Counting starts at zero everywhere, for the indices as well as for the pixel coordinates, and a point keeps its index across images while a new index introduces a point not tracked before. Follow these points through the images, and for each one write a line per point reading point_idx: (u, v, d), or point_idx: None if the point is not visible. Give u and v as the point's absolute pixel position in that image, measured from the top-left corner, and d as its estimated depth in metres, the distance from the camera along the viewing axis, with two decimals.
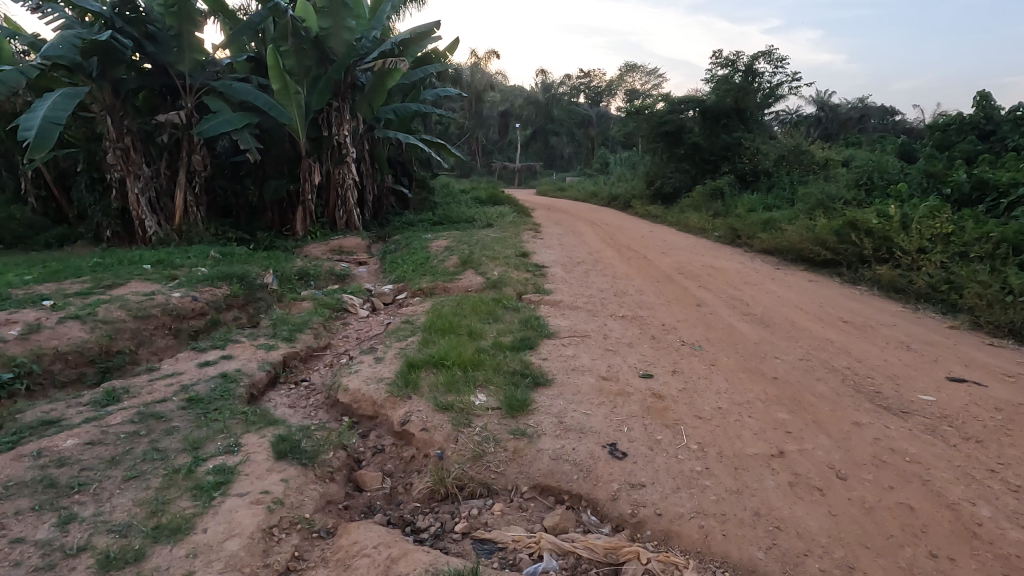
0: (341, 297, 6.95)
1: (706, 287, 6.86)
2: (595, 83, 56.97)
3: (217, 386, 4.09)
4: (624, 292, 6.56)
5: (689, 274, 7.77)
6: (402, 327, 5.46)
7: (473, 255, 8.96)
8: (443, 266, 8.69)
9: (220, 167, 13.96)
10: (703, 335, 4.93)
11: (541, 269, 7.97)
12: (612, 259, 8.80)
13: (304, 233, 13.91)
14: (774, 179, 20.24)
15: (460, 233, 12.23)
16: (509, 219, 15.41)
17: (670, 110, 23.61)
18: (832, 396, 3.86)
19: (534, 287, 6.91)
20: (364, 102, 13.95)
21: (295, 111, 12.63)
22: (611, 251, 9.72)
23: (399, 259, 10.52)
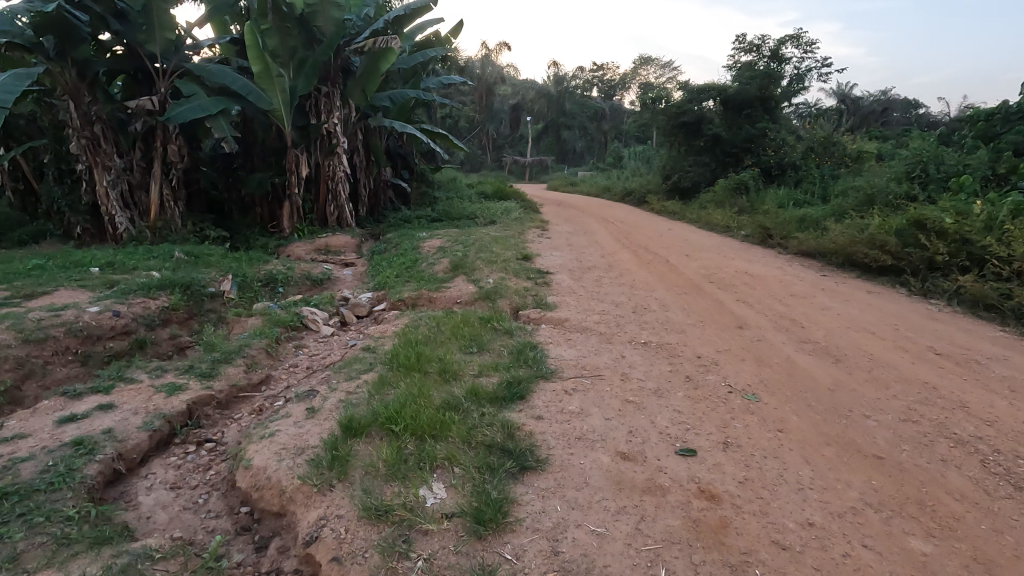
0: (302, 310, 5.77)
1: (746, 301, 5.61)
2: (608, 75, 55.42)
3: (59, 461, 3.14)
4: (645, 309, 5.32)
5: (721, 283, 6.51)
6: (360, 356, 4.30)
7: (468, 258, 7.78)
8: (433, 270, 7.52)
9: (202, 159, 12.91)
10: (755, 379, 3.70)
11: (544, 276, 6.77)
12: (628, 264, 7.57)
13: (290, 230, 12.79)
14: (802, 173, 18.78)
15: (458, 232, 11.11)
16: (514, 217, 14.21)
17: (689, 100, 22.21)
18: (971, 504, 2.61)
19: (535, 300, 5.72)
20: (356, 87, 12.78)
21: (278, 96, 11.49)
22: (628, 254, 8.48)
23: (387, 261, 9.38)
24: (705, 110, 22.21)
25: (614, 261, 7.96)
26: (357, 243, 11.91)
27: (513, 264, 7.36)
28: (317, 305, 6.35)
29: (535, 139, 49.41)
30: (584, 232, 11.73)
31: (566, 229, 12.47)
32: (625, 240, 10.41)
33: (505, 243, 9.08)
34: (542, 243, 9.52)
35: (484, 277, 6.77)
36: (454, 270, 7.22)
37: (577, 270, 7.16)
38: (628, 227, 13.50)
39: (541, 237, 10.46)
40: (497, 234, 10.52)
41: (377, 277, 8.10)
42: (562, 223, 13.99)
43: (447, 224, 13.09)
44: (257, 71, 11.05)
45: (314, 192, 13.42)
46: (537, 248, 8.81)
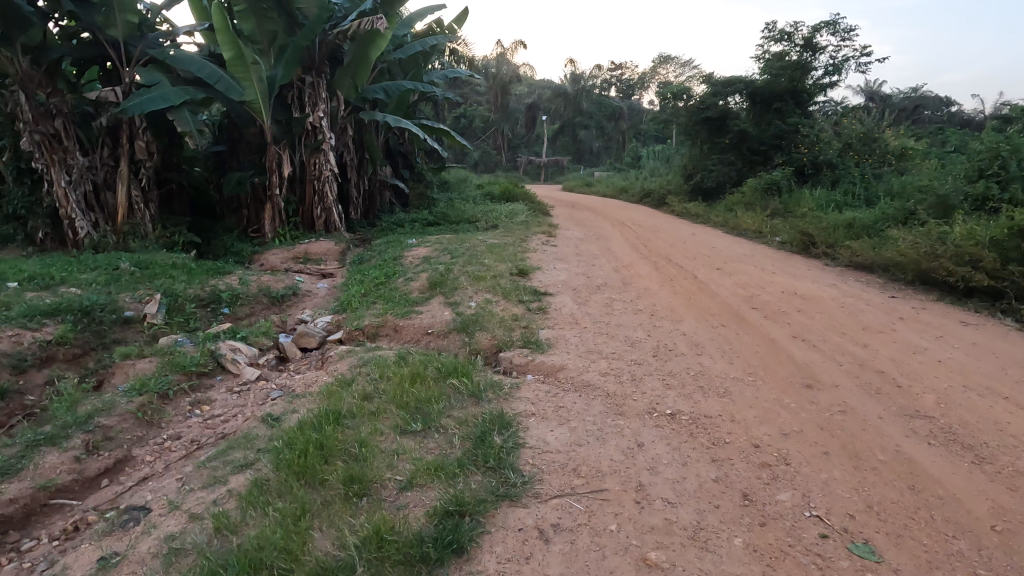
0: (218, 347, 4.50)
1: (805, 339, 4.22)
2: (627, 73, 53.69)
3: None
4: (669, 352, 3.96)
5: (766, 310, 5.12)
6: (243, 440, 3.20)
7: (452, 271, 6.51)
8: (407, 286, 6.24)
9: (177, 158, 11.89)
10: (853, 521, 2.43)
11: (542, 296, 5.44)
12: (647, 280, 6.20)
13: (272, 235, 11.64)
14: (840, 172, 17.11)
15: (453, 237, 9.86)
16: (518, 220, 12.89)
17: (713, 93, 20.64)
18: None
19: (525, 334, 4.41)
20: (346, 78, 11.65)
21: (254, 87, 10.31)
22: (648, 267, 7.11)
23: (364, 272, 8.13)
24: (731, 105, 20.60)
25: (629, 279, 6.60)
26: (343, 250, 10.75)
27: (504, 280, 6.04)
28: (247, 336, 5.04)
29: (550, 138, 47.91)
30: (597, 238, 10.37)
31: (576, 233, 11.16)
32: (641, 248, 9.05)
33: (501, 253, 7.78)
34: (544, 252, 8.18)
35: (465, 298, 5.47)
36: (431, 286, 5.90)
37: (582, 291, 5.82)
38: (647, 232, 12.07)
39: (547, 244, 9.13)
40: (496, 240, 9.21)
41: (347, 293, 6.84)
42: (572, 227, 12.66)
43: (443, 228, 11.83)
44: (229, 58, 9.92)
45: (300, 193, 12.24)
46: (538, 258, 7.50)
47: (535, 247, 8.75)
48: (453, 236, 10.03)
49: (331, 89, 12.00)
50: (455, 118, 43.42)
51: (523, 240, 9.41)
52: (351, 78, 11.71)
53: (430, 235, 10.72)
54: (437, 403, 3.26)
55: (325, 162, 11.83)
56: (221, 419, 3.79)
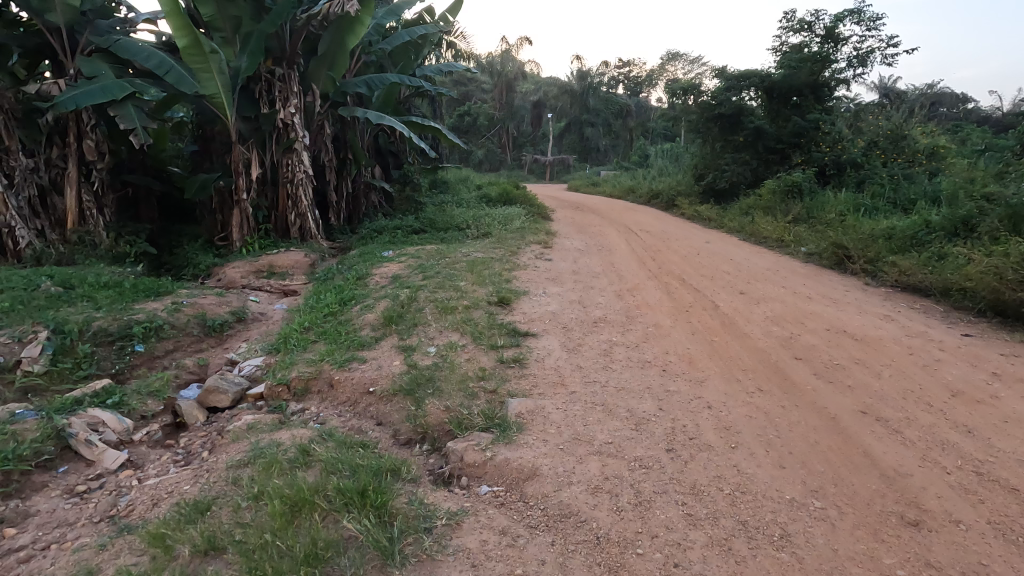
0: (65, 424, 3.65)
1: (882, 428, 3.06)
2: (635, 70, 52.29)
3: None
4: (687, 457, 2.84)
5: (812, 363, 3.93)
6: None
7: (420, 298, 5.35)
8: (362, 318, 5.10)
9: (141, 160, 11.13)
10: None
11: (522, 338, 4.28)
12: (655, 312, 5.03)
13: (239, 244, 10.54)
14: (865, 172, 15.78)
15: (436, 249, 8.69)
16: (514, 226, 11.72)
17: (726, 88, 19.40)
18: None
19: (488, 408, 3.27)
20: (321, 70, 10.60)
21: (214, 80, 9.19)
22: (657, 291, 5.94)
23: (323, 292, 6.99)
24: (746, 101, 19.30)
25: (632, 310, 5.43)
26: (315, 261, 9.64)
27: (479, 314, 4.89)
28: (114, 406, 4.09)
29: (556, 137, 46.58)
30: (600, 249, 9.17)
31: (578, 243, 9.95)
32: (649, 264, 7.86)
33: (485, 271, 6.63)
34: (536, 270, 7.02)
35: (424, 340, 4.32)
36: (388, 321, 4.76)
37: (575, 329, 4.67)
38: (657, 241, 10.85)
39: (541, 258, 7.96)
40: (482, 253, 8.06)
41: (294, 322, 5.71)
42: (574, 234, 11.48)
43: (429, 236, 10.68)
44: (184, 45, 8.75)
45: (273, 197, 11.09)
46: (527, 279, 6.35)
47: (527, 262, 7.58)
48: (436, 248, 8.89)
49: (305, 83, 10.88)
50: (458, 116, 42.22)
51: (514, 253, 8.24)
52: (329, 70, 10.69)
53: (411, 246, 9.57)
54: (319, 567, 2.18)
55: (298, 163, 10.68)
56: (18, 560, 2.71)
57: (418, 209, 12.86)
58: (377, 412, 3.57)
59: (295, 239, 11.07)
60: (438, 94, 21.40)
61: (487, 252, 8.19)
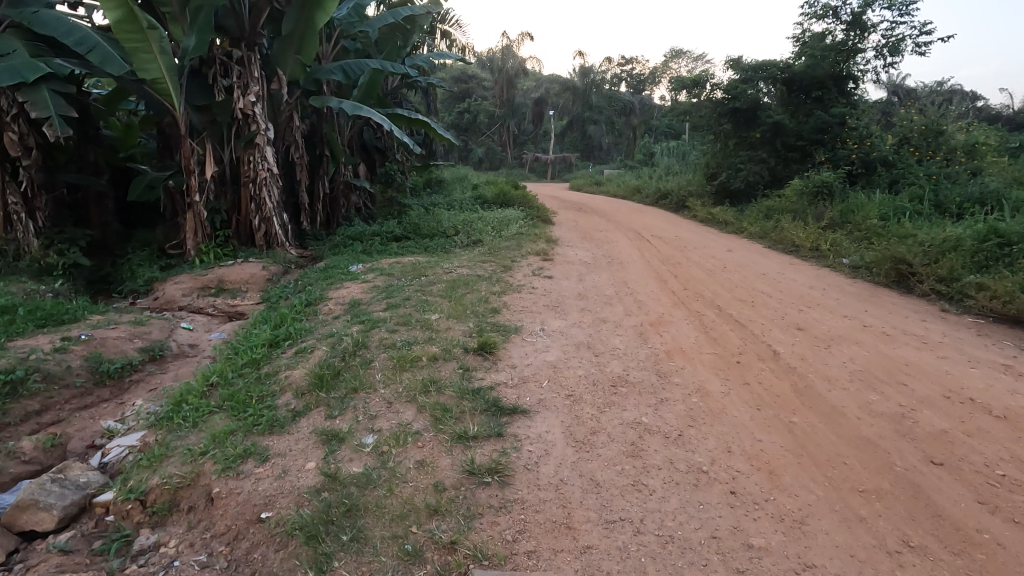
0: None
1: None
2: (639, 67, 50.86)
3: None
4: None
5: (972, 488, 2.70)
6: None
7: (373, 340, 4.03)
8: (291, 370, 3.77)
9: (91, 160, 10.47)
10: None
11: (503, 430, 3.00)
12: (695, 369, 3.70)
13: (193, 253, 9.16)
14: (899, 170, 14.35)
15: (415, 262, 7.30)
16: (511, 233, 10.31)
17: (743, 81, 18.09)
18: None
19: None
20: (287, 54, 9.28)
21: (156, 62, 7.95)
22: (689, 329, 4.57)
23: (266, 316, 5.60)
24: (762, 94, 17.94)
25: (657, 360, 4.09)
26: (275, 274, 8.23)
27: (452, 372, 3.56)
28: None
29: (558, 134, 45.16)
30: (609, 262, 7.81)
31: (584, 253, 8.57)
32: (670, 283, 6.50)
33: (466, 295, 5.29)
34: (533, 293, 5.66)
35: (356, 427, 3.08)
36: (318, 385, 3.44)
37: (587, 401, 3.35)
38: (675, 249, 9.47)
39: (540, 275, 6.59)
40: (470, 268, 6.71)
41: (210, 364, 4.36)
42: (577, 241, 10.12)
43: (412, 245, 9.27)
44: (115, 21, 7.44)
45: (234, 199, 9.70)
46: (521, 307, 5.00)
47: (523, 281, 6.23)
48: (415, 260, 7.51)
49: (271, 68, 9.51)
50: (458, 113, 40.88)
51: (507, 267, 6.87)
52: (297, 54, 9.35)
53: (386, 258, 8.17)
54: None
55: (261, 159, 9.27)
56: None
57: (402, 212, 11.44)
58: (264, 563, 2.53)
59: (259, 247, 9.66)
60: (431, 87, 20.06)
61: (475, 267, 6.84)
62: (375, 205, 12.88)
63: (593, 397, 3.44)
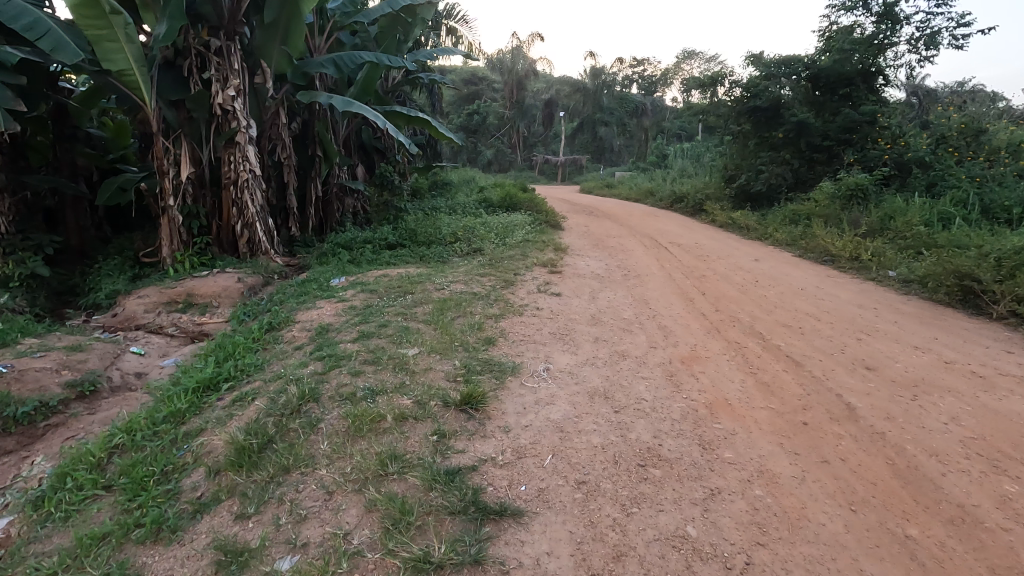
0: None
1: None
2: (650, 68, 49.92)
3: None
4: None
5: None
6: None
7: (323, 401, 3.19)
8: (208, 451, 2.91)
9: (69, 159, 10.13)
10: None
11: (480, 556, 2.18)
12: (758, 452, 2.84)
13: (168, 261, 8.40)
14: (936, 172, 13.32)
15: (406, 275, 6.45)
16: (517, 240, 9.43)
17: (765, 77, 17.07)
18: None
19: None
20: (271, 44, 8.49)
21: (122, 52, 7.17)
22: (730, 371, 3.66)
23: (221, 339, 4.74)
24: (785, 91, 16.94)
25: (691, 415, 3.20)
26: (253, 286, 7.40)
27: (412, 460, 2.69)
28: None
29: (568, 136, 44.24)
30: (625, 275, 6.91)
31: (596, 264, 7.68)
32: (697, 301, 5.58)
33: (457, 320, 4.42)
34: (538, 316, 4.78)
35: (266, 546, 2.31)
36: (231, 472, 2.69)
37: (603, 499, 2.51)
38: (698, 260, 8.55)
39: (546, 293, 5.70)
40: (466, 283, 5.84)
41: (133, 414, 3.52)
42: (589, 249, 9.21)
43: (406, 254, 8.41)
44: (74, 5, 6.66)
45: (214, 203, 8.94)
46: (523, 339, 4.12)
47: (526, 301, 5.34)
48: (406, 273, 6.64)
49: (255, 61, 8.74)
50: (467, 115, 40.08)
51: (510, 281, 5.99)
52: (282, 44, 8.56)
53: (374, 270, 7.31)
54: None
55: (242, 159, 8.49)
56: None
57: (399, 217, 10.61)
58: None
59: (243, 255, 8.90)
60: (436, 85, 19.30)
61: (472, 281, 5.96)
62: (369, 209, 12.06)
63: (613, 490, 2.58)
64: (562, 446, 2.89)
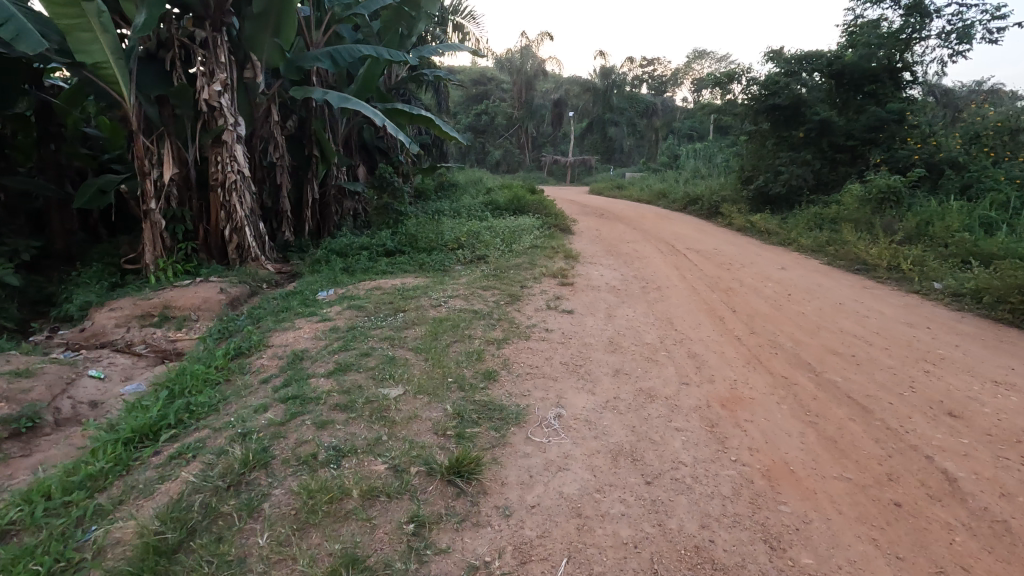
0: None
1: None
2: (660, 69, 49.15)
3: None
4: None
5: None
6: None
7: (276, 464, 2.56)
8: (127, 533, 2.29)
9: (53, 158, 9.67)
10: None
11: None
12: (848, 556, 2.19)
13: (150, 268, 7.84)
14: (971, 173, 12.53)
15: (401, 286, 5.84)
16: (524, 246, 8.80)
17: (786, 74, 16.31)
18: None
19: None
20: (262, 36, 7.93)
21: (98, 43, 6.62)
22: (784, 425, 3.00)
23: (184, 362, 4.14)
24: (806, 88, 16.19)
25: (743, 490, 2.54)
26: (237, 298, 6.82)
27: (381, 564, 2.05)
28: None
29: (577, 136, 43.53)
30: (643, 287, 6.26)
31: (610, 274, 7.02)
32: (729, 320, 4.93)
33: (454, 347, 3.80)
34: (548, 340, 4.15)
35: None
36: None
37: None
38: (721, 268, 7.89)
39: (557, 309, 5.07)
40: (466, 297, 5.22)
41: (56, 469, 2.91)
42: (601, 256, 8.57)
43: (404, 262, 7.80)
44: None
45: (202, 206, 8.38)
46: (530, 372, 3.50)
47: (535, 320, 4.71)
48: (401, 284, 6.03)
49: (245, 55, 8.18)
50: (475, 115, 39.53)
51: (516, 296, 5.37)
52: (274, 36, 7.99)
53: (368, 281, 6.71)
54: None
55: (229, 159, 7.93)
56: None
57: (400, 221, 10.00)
58: None
59: (232, 261, 8.34)
60: (442, 83, 18.73)
61: (473, 295, 5.34)
62: (369, 212, 11.48)
63: None
64: (581, 538, 2.25)
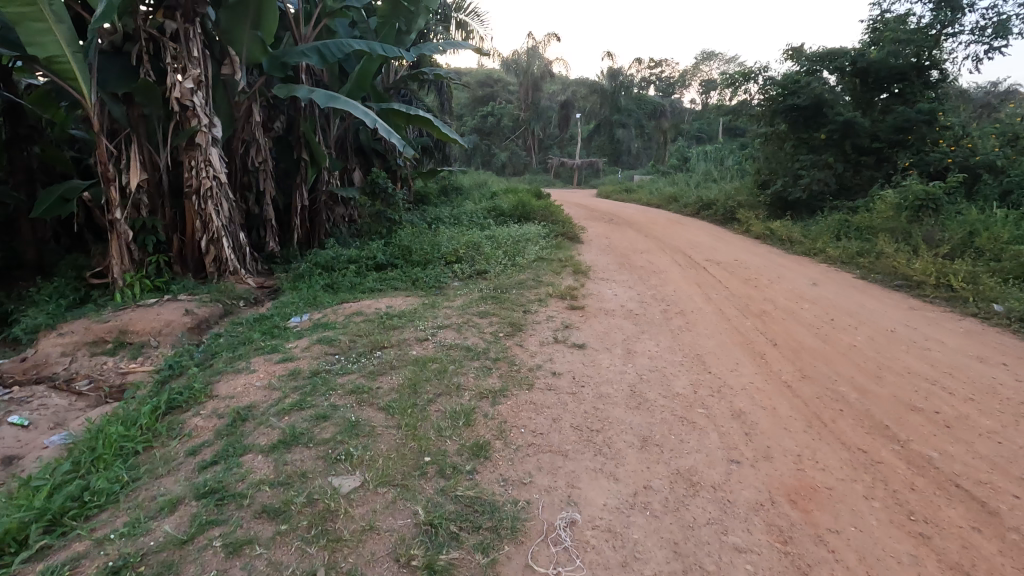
0: None
1: None
2: (668, 70, 48.33)
3: None
4: None
5: None
6: None
7: None
8: None
9: (24, 161, 8.84)
10: None
11: None
12: None
13: (116, 283, 7.14)
14: (1011, 178, 11.67)
15: (387, 311, 5.07)
16: (528, 259, 8.02)
17: (808, 73, 15.61)
18: None
19: None
20: (240, 29, 7.21)
21: (51, 35, 5.90)
22: (885, 546, 2.21)
23: (109, 414, 3.39)
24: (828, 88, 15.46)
25: None
26: (205, 320, 6.08)
27: None
28: None
29: (585, 138, 42.76)
30: (665, 311, 5.46)
31: (626, 294, 6.22)
32: (772, 359, 4.12)
33: (437, 408, 3.03)
34: (557, 390, 3.38)
35: None
36: None
37: None
38: (748, 286, 7.08)
39: (568, 344, 4.29)
40: (460, 327, 4.45)
41: None
42: (613, 270, 7.79)
43: (396, 278, 7.06)
44: None
45: (176, 215, 7.67)
46: (535, 446, 2.73)
47: (540, 360, 3.92)
48: (387, 307, 5.26)
49: (223, 49, 7.48)
50: (481, 117, 38.79)
51: (518, 325, 4.59)
52: (254, 29, 7.26)
53: (351, 301, 5.95)
54: None
55: (204, 163, 7.21)
56: None
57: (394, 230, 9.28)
58: None
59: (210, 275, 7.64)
60: (445, 83, 18.01)
61: (468, 324, 4.56)
62: (361, 219, 10.77)
63: None
64: None
